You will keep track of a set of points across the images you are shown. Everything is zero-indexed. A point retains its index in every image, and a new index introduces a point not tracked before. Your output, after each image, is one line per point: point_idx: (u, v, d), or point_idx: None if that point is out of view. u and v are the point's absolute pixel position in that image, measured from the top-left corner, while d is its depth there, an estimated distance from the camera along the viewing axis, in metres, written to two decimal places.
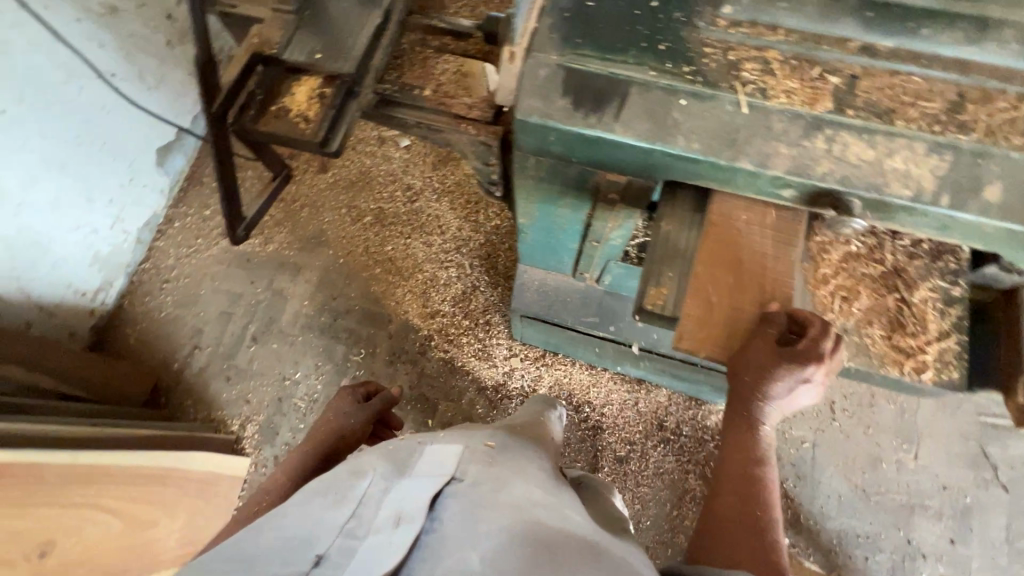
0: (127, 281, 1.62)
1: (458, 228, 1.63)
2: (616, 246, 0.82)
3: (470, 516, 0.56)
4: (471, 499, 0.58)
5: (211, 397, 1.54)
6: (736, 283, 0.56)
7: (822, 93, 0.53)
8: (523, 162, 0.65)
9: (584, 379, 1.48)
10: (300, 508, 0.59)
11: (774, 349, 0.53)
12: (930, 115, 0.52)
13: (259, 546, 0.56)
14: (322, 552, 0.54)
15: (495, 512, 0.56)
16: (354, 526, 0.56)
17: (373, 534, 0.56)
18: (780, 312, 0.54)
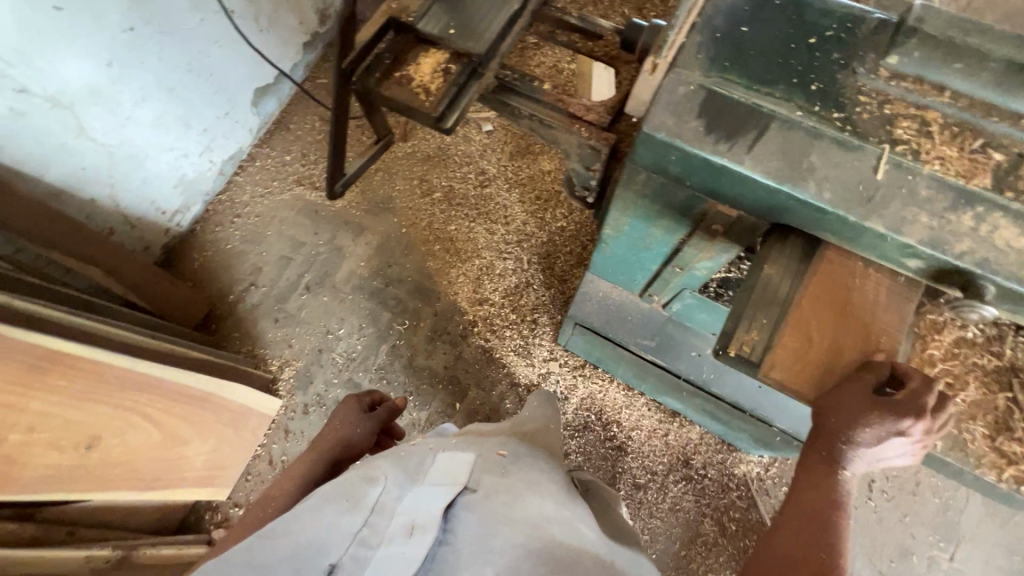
0: (202, 208, 1.69)
1: (523, 222, 1.62)
2: (699, 276, 0.80)
3: (484, 530, 0.58)
4: (485, 513, 0.60)
5: (257, 334, 1.59)
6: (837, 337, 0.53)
7: (980, 166, 0.50)
8: (631, 176, 0.64)
9: (618, 398, 1.45)
10: (311, 515, 0.63)
11: (872, 395, 0.50)
12: None
13: (274, 552, 0.60)
14: (334, 561, 0.58)
15: (509, 529, 0.58)
16: (367, 535, 0.60)
17: (385, 545, 0.59)
18: (884, 363, 0.52)
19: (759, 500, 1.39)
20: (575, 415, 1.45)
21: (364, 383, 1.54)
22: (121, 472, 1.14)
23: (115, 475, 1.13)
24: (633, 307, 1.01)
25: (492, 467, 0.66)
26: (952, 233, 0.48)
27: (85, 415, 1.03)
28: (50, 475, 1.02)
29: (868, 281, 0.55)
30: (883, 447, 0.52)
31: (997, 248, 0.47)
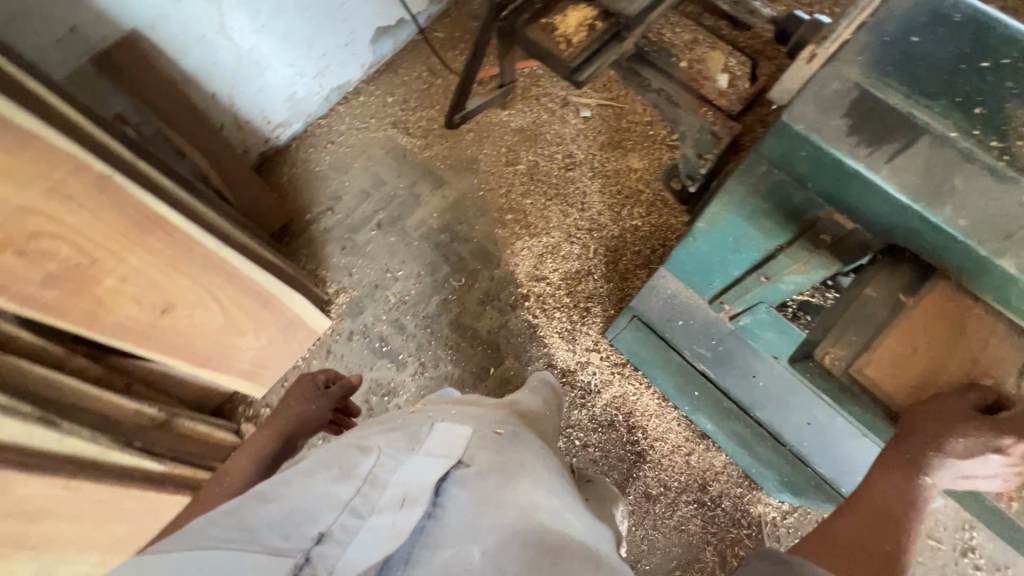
0: (302, 128, 1.77)
1: (599, 212, 1.62)
2: (782, 291, 0.78)
3: (477, 508, 0.53)
4: (478, 489, 0.55)
5: (323, 256, 1.66)
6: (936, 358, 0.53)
7: None
8: (748, 168, 0.64)
9: (650, 405, 1.44)
10: (300, 483, 0.56)
11: (971, 411, 0.51)
12: None
13: (257, 518, 0.51)
14: (322, 531, 0.50)
15: (500, 509, 0.53)
16: (358, 505, 0.52)
17: (375, 515, 0.51)
18: (991, 388, 0.51)
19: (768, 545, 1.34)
20: (602, 411, 1.45)
21: (409, 327, 1.57)
22: (183, 343, 1.22)
23: (177, 344, 1.22)
24: (697, 312, 1.00)
25: (486, 442, 0.63)
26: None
27: (167, 281, 1.12)
28: (125, 326, 1.11)
29: (980, 317, 0.53)
30: (974, 461, 0.52)
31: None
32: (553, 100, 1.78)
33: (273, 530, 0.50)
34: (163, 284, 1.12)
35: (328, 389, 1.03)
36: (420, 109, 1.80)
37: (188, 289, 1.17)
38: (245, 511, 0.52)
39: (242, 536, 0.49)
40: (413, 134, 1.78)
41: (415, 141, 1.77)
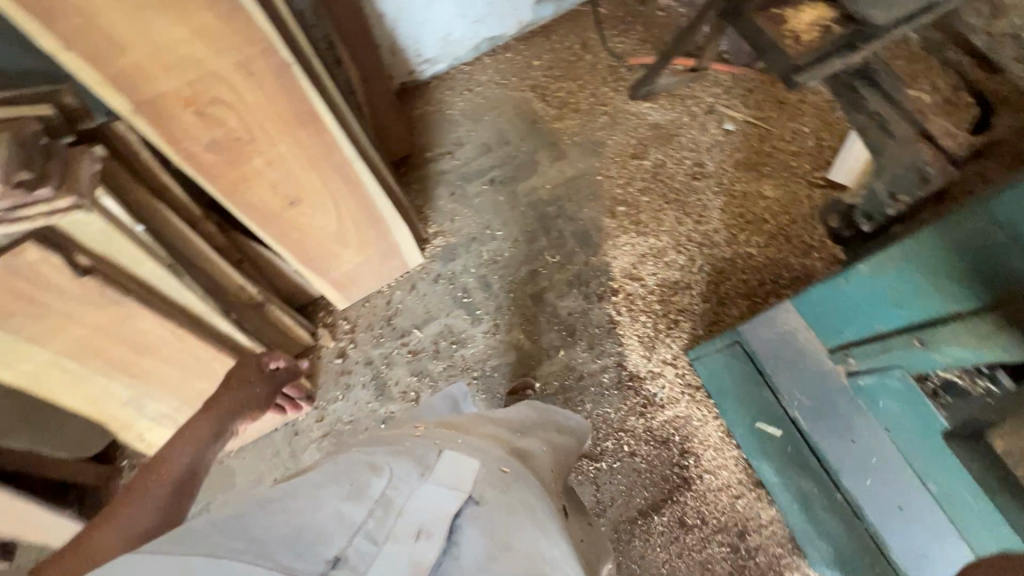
0: (445, 69, 1.79)
1: (715, 229, 1.54)
2: (933, 364, 0.71)
3: (484, 545, 0.65)
4: (484, 526, 0.67)
5: (431, 196, 1.69)
6: None
7: None
8: (963, 219, 0.59)
9: (710, 437, 1.38)
10: (308, 499, 0.67)
11: None
12: None
13: (271, 531, 0.62)
14: (338, 554, 0.62)
15: (504, 552, 0.65)
16: (371, 529, 0.65)
17: (391, 542, 0.64)
18: None
19: None
20: (659, 426, 1.41)
21: (494, 287, 1.57)
22: (295, 238, 1.29)
23: (291, 237, 1.28)
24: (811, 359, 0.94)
25: (487, 480, 0.75)
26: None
27: (303, 177, 1.18)
28: (257, 206, 1.18)
29: None
30: None
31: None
32: (699, 105, 1.71)
33: (284, 545, 0.61)
34: (298, 178, 1.17)
35: (269, 376, 1.20)
36: (562, 79, 1.78)
37: (316, 190, 1.22)
38: (253, 518, 0.63)
39: (259, 545, 0.60)
40: (549, 102, 1.76)
41: (549, 110, 1.75)
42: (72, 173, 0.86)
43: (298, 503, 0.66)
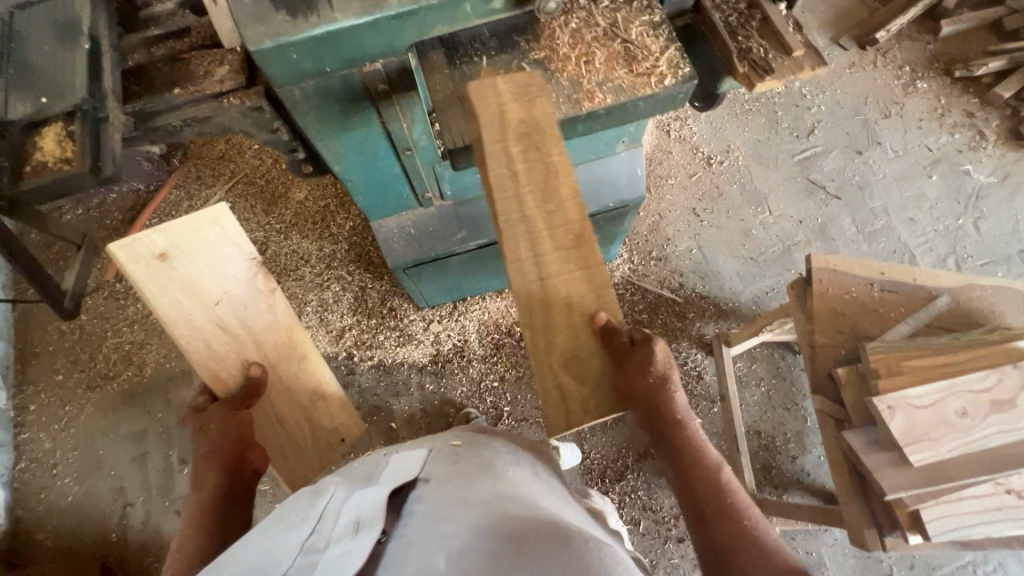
0: (9, 491, 1.41)
1: (320, 247, 1.61)
2: (428, 145, 0.88)
3: (437, 516, 0.68)
4: (437, 499, 0.73)
5: (171, 538, 1.39)
6: (528, 108, 0.67)
7: None
8: (293, 102, 0.70)
9: (501, 306, 1.54)
10: (256, 542, 0.63)
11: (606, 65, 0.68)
12: None
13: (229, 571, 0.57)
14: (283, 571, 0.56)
15: (459, 511, 0.68)
16: (316, 537, 0.62)
17: (337, 541, 0.61)
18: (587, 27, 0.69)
19: (646, 284, 1.58)
20: (481, 347, 1.51)
21: None
22: (561, 402, 0.68)
23: (555, 395, 0.67)
24: (418, 228, 1.09)
25: (555, 533, 0.61)
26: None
27: None
28: (576, 347, 0.68)
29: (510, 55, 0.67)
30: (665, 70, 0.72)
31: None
32: None
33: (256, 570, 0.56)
34: None
35: None
36: (95, 352, 1.54)
37: None
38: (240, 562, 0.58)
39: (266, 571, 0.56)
40: (116, 369, 1.53)
41: (130, 374, 1.53)
42: (290, 391, 0.95)
43: (410, 475, 0.81)
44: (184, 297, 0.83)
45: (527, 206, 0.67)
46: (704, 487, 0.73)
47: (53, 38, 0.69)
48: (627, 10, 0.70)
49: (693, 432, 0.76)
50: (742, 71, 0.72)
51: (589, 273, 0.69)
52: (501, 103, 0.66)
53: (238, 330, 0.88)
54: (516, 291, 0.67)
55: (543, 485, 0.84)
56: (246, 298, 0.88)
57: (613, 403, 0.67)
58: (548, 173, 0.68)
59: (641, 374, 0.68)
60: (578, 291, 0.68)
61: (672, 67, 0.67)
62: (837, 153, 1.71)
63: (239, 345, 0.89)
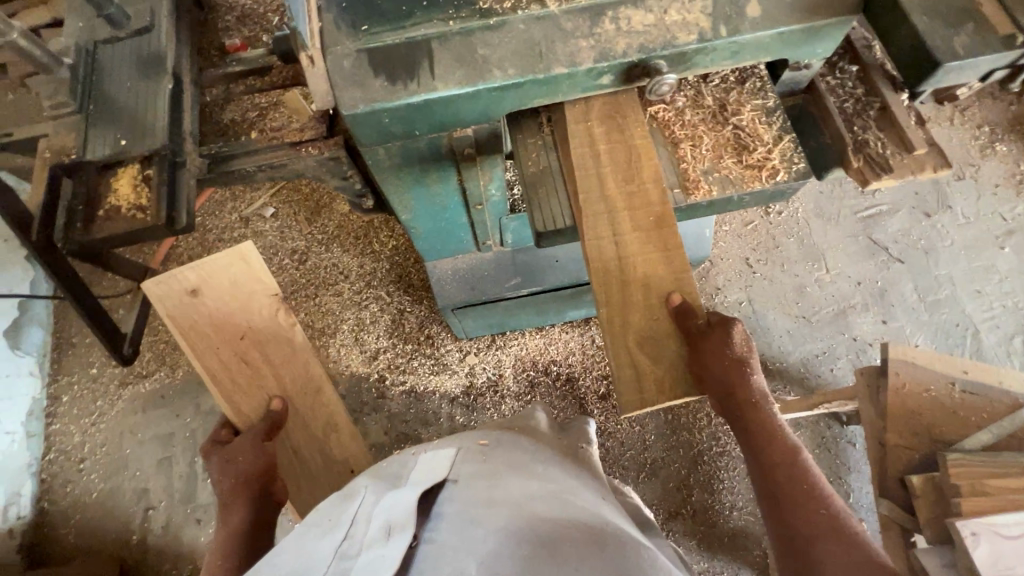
0: (36, 481, 1.42)
1: (361, 264, 1.58)
2: (499, 200, 0.84)
3: (468, 519, 0.57)
4: (468, 496, 0.61)
5: (189, 547, 1.38)
6: (629, 193, 0.61)
7: (641, 16, 0.57)
8: (376, 159, 0.66)
9: (539, 343, 1.50)
10: (295, 543, 0.60)
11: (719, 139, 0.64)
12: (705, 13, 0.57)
13: None
14: None
15: (494, 511, 0.57)
16: (346, 548, 0.56)
17: (365, 550, 0.53)
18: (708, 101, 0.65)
19: None
20: (516, 383, 1.47)
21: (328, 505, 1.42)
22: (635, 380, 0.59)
23: (629, 372, 0.60)
24: (474, 272, 1.06)
25: (590, 541, 0.55)
26: (667, 26, 0.57)
27: None
28: (652, 327, 0.60)
29: (613, 133, 0.62)
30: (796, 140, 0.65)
31: (681, 21, 0.57)
32: (233, 227, 1.64)
33: None
34: None
35: None
36: None
37: None
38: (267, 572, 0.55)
39: None
40: (149, 369, 1.53)
41: (163, 375, 1.52)
42: (306, 423, 0.86)
43: (441, 470, 0.66)
44: (207, 334, 0.83)
45: (607, 184, 0.60)
46: (783, 468, 0.71)
47: (137, 72, 0.67)
48: (739, 91, 0.65)
49: (768, 409, 0.71)
50: (857, 165, 0.67)
51: (670, 257, 0.60)
52: (601, 184, 0.61)
53: (260, 362, 0.85)
54: (592, 268, 0.60)
55: (572, 475, 0.74)
56: (265, 328, 0.86)
57: (687, 390, 0.59)
58: (630, 155, 0.62)
59: (723, 355, 0.61)
60: (656, 270, 0.60)
61: (785, 162, 0.62)
62: (904, 213, 1.62)
63: (261, 377, 0.84)
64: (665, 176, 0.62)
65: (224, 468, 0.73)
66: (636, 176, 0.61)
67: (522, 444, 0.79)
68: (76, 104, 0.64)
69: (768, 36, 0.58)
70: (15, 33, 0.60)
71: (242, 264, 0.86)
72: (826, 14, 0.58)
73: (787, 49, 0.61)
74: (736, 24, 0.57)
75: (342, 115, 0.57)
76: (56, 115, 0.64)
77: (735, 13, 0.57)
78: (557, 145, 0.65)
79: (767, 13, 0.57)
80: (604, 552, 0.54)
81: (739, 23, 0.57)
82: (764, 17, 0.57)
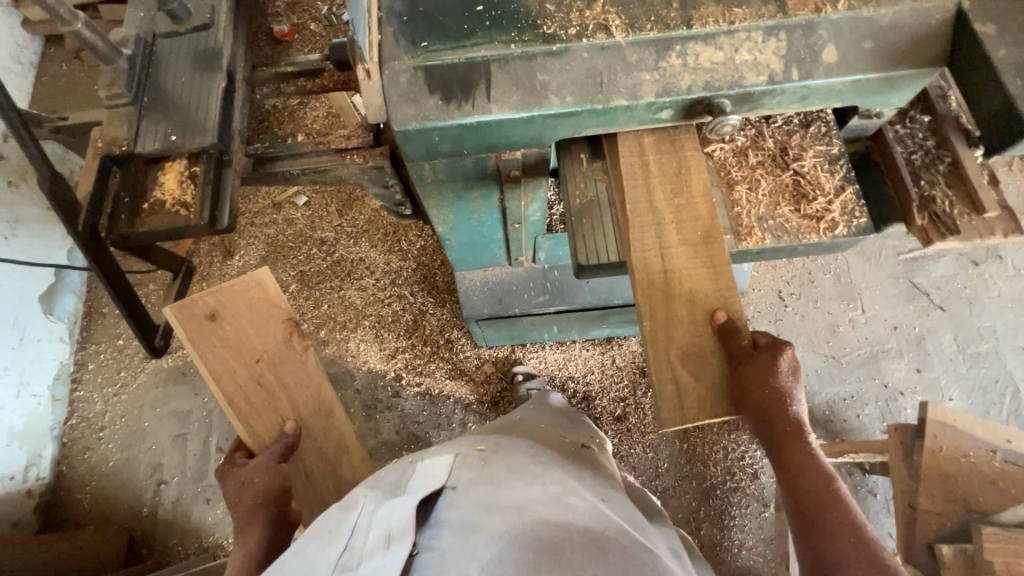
0: (57, 445, 1.46)
1: (387, 261, 1.58)
2: (537, 220, 0.83)
3: (470, 524, 0.55)
4: (471, 500, 0.58)
5: (196, 526, 1.40)
6: (678, 234, 0.59)
7: (711, 52, 0.54)
8: (420, 172, 0.65)
9: (558, 358, 1.48)
10: (295, 555, 0.58)
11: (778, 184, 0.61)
12: (779, 54, 0.54)
13: None
14: None
15: (496, 515, 0.55)
16: (346, 559, 0.54)
17: (367, 560, 0.52)
18: (770, 143, 0.63)
19: None
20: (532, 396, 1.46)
21: None
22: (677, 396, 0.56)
23: (672, 389, 0.56)
24: (503, 286, 1.04)
25: (592, 546, 0.54)
26: (736, 65, 0.54)
27: None
28: (694, 343, 0.57)
29: (666, 171, 0.60)
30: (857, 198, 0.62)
31: (751, 61, 0.54)
32: (265, 211, 1.64)
33: None
34: None
35: None
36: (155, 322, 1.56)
37: None
38: None
39: None
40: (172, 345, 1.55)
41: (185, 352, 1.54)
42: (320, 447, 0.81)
43: (439, 477, 0.62)
44: (221, 355, 0.75)
45: (656, 195, 0.59)
46: (816, 498, 0.62)
47: (192, 68, 0.67)
48: (803, 134, 0.62)
49: (805, 434, 0.62)
50: (920, 224, 0.64)
51: (717, 275, 0.58)
52: (652, 222, 0.59)
53: (275, 386, 0.78)
54: (637, 280, 0.58)
55: (576, 473, 0.70)
56: (281, 353, 0.80)
57: (725, 410, 0.56)
58: (681, 167, 0.60)
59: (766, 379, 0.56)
60: (702, 285, 0.58)
61: (846, 216, 0.59)
62: (950, 259, 1.56)
63: (276, 403, 0.78)
64: (718, 219, 0.60)
65: (237, 492, 0.68)
66: (687, 217, 0.59)
67: (522, 444, 0.72)
68: (130, 95, 0.64)
69: (843, 83, 0.55)
70: (78, 24, 0.60)
71: (259, 291, 0.79)
72: (908, 65, 0.54)
73: (861, 97, 0.57)
74: (811, 68, 0.54)
75: (392, 128, 0.56)
76: (110, 104, 0.64)
77: (811, 56, 0.54)
78: (607, 175, 0.63)
79: (845, 58, 0.54)
80: (609, 562, 0.53)
81: (814, 67, 0.54)
82: (842, 63, 0.54)
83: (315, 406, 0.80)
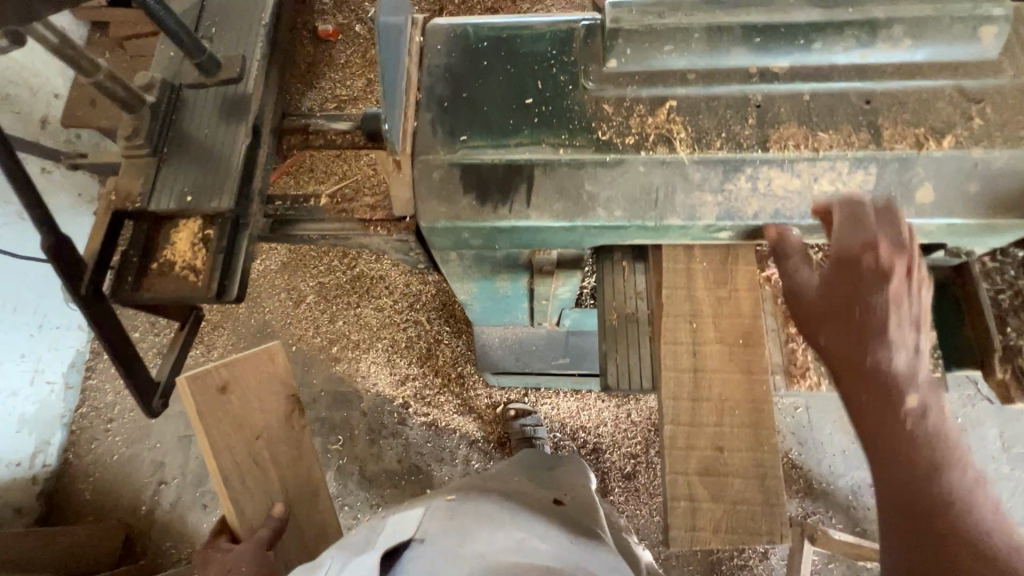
0: (66, 433, 1.47)
1: (408, 282, 1.53)
2: (567, 297, 0.77)
3: None
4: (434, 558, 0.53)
5: (191, 531, 1.40)
6: (721, 368, 0.53)
7: (786, 176, 0.48)
8: (445, 257, 0.60)
9: (572, 406, 1.43)
10: None
11: None
12: (867, 187, 0.47)
13: None
14: None
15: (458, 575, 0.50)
16: None
17: None
18: None
19: None
20: None
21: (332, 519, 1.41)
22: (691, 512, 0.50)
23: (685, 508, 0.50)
24: (522, 345, 0.99)
25: None
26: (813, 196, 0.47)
27: None
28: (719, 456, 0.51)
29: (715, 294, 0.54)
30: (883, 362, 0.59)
31: (832, 193, 0.47)
32: None
33: None
34: None
35: None
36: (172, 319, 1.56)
37: None
38: None
39: None
40: None
41: (197, 353, 1.53)
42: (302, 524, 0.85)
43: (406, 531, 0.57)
44: (226, 432, 0.78)
45: (696, 284, 0.54)
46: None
47: (217, 118, 0.63)
48: None
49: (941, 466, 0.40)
50: (1000, 377, 0.57)
51: (756, 398, 0.52)
52: (694, 347, 0.53)
53: (270, 465, 0.82)
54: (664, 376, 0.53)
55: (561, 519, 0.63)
56: (281, 431, 0.84)
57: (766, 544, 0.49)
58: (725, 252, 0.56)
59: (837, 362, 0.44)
60: (733, 394, 0.52)
61: None
62: None
63: (267, 481, 0.81)
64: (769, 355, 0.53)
65: None
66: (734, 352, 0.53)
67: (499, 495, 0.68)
68: (151, 147, 0.61)
69: (935, 224, 0.47)
70: (102, 72, 0.56)
71: (271, 363, 0.85)
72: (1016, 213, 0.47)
73: (955, 237, 0.50)
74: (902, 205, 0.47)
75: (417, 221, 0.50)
76: (130, 154, 0.61)
77: (903, 193, 0.47)
78: (652, 286, 0.57)
79: (942, 199, 0.47)
80: None
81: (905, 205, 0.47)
82: (937, 205, 0.46)
83: (302, 488, 0.85)
